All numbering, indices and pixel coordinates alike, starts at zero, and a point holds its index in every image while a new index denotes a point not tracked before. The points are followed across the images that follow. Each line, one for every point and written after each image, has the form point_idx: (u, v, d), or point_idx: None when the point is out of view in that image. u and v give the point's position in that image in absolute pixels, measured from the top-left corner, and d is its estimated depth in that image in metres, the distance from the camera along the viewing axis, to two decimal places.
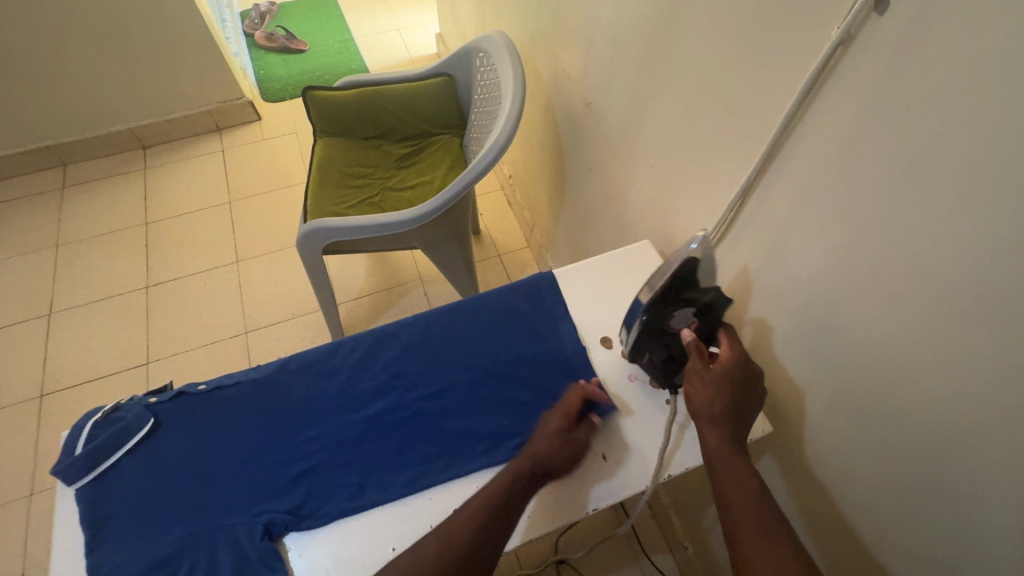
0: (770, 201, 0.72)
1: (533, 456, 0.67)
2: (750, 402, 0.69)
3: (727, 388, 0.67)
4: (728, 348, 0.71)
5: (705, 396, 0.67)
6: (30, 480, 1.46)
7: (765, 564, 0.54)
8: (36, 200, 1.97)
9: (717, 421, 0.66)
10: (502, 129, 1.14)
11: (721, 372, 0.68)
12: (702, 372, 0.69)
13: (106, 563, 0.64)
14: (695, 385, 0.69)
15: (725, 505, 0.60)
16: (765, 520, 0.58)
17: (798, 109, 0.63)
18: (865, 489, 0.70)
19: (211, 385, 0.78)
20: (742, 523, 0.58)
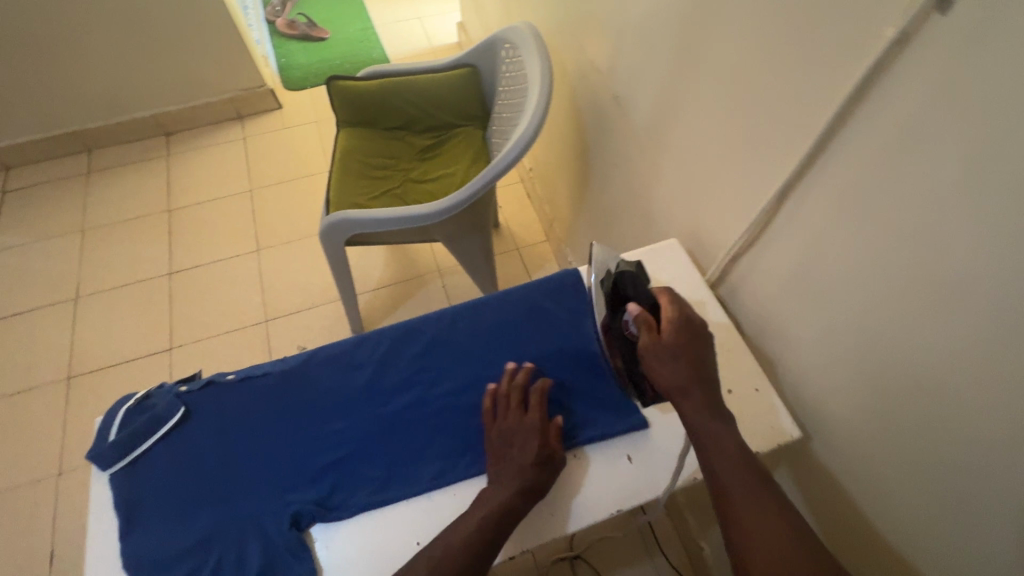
0: (809, 204, 0.70)
1: (524, 465, 0.66)
2: (708, 355, 0.69)
3: (681, 350, 0.68)
4: (666, 307, 0.73)
5: (666, 367, 0.68)
6: (58, 459, 1.50)
7: (760, 529, 0.55)
8: (63, 185, 2.01)
9: (685, 388, 0.65)
10: (528, 123, 1.13)
11: (669, 333, 0.69)
12: (655, 339, 0.69)
13: (138, 548, 0.66)
14: (654, 359, 0.69)
15: (713, 475, 0.61)
16: (755, 488, 0.58)
17: (844, 110, 0.61)
18: (893, 499, 0.68)
19: (240, 374, 0.79)
20: (734, 494, 0.59)
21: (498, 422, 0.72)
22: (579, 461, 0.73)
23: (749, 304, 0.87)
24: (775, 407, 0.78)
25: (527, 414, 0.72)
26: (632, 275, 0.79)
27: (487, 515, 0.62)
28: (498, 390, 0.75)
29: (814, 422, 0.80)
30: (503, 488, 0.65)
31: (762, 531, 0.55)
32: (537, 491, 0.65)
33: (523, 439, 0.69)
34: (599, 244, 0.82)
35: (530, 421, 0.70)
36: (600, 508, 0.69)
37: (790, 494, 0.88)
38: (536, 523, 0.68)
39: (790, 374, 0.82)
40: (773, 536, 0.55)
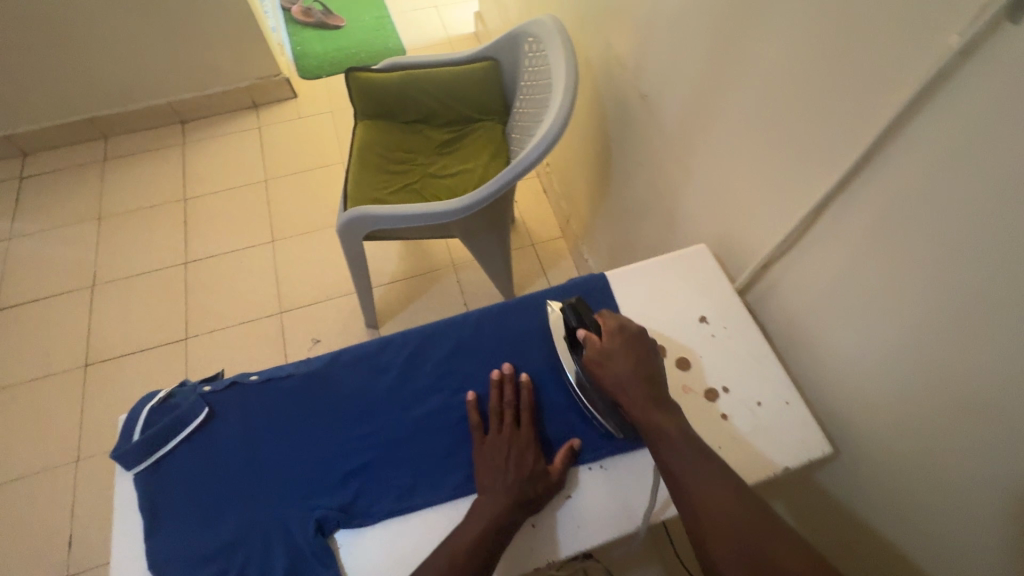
0: (850, 215, 0.68)
1: (521, 476, 0.66)
2: (650, 356, 0.73)
3: (623, 354, 0.72)
4: (606, 321, 0.77)
5: (615, 375, 0.71)
6: (76, 446, 1.51)
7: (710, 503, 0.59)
8: (78, 172, 2.01)
9: (630, 388, 0.69)
10: (552, 122, 1.11)
11: (610, 341, 0.74)
12: (599, 350, 0.73)
13: (163, 549, 0.66)
14: (602, 368, 0.72)
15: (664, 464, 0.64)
16: (702, 469, 0.62)
17: (898, 120, 0.58)
18: (923, 520, 0.68)
19: (262, 375, 0.79)
20: (685, 476, 0.62)
21: (490, 437, 0.71)
22: (605, 471, 0.72)
23: (779, 312, 0.85)
24: (806, 420, 0.77)
25: (520, 429, 0.71)
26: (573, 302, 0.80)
27: (489, 520, 0.62)
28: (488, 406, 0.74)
29: (843, 436, 0.78)
30: (499, 497, 0.64)
31: (716, 505, 0.59)
32: (532, 501, 0.65)
33: (520, 452, 0.68)
34: (553, 303, 0.82)
35: (525, 437, 0.70)
36: (624, 520, 0.68)
37: (817, 505, 0.86)
38: (566, 535, 0.67)
39: (821, 386, 0.81)
40: (725, 509, 0.59)
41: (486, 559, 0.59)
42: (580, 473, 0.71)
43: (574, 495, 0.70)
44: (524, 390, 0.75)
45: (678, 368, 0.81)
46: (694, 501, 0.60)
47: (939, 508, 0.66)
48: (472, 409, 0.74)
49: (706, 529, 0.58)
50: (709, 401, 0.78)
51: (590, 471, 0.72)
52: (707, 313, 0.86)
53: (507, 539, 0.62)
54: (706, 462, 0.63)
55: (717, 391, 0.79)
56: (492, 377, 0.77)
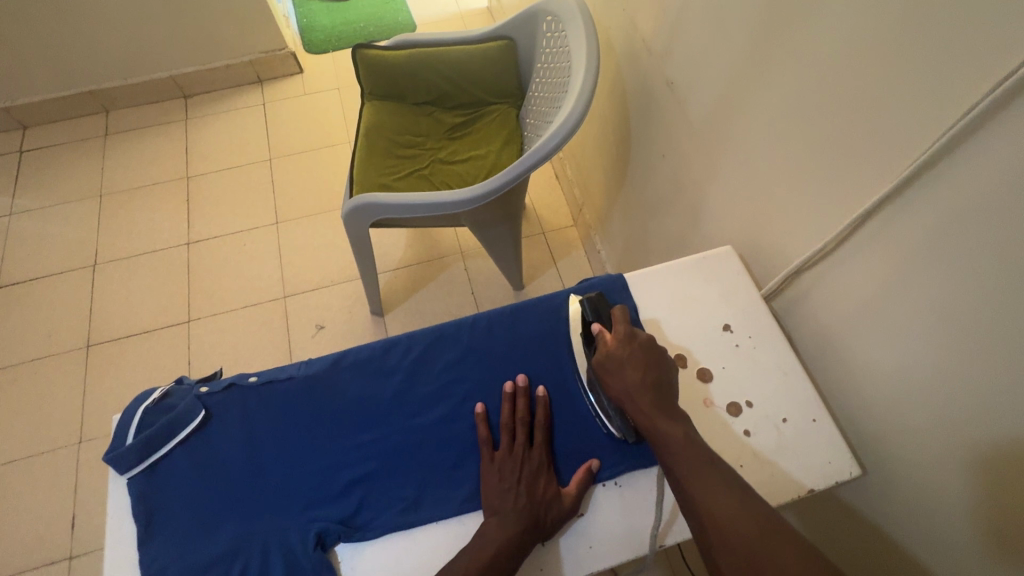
0: (900, 224, 0.64)
1: (532, 501, 0.63)
2: (662, 364, 0.68)
3: (632, 359, 0.68)
4: (618, 321, 0.71)
5: (618, 380, 0.67)
6: (78, 429, 1.50)
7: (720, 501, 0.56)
8: (81, 146, 1.96)
9: (635, 395, 0.65)
10: (573, 109, 1.05)
11: (616, 347, 0.69)
12: (608, 352, 0.69)
13: (158, 558, 0.63)
14: (606, 372, 0.68)
15: (672, 466, 0.60)
16: (706, 471, 0.59)
17: (974, 121, 0.53)
18: (952, 551, 0.65)
19: (262, 377, 0.75)
20: (689, 476, 0.59)
21: (499, 456, 0.68)
22: (620, 489, 0.68)
23: (810, 322, 0.81)
24: (835, 439, 0.73)
25: (532, 450, 0.68)
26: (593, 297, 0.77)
27: (496, 546, 0.59)
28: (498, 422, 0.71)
29: (873, 456, 0.75)
30: (507, 522, 0.61)
31: (719, 508, 0.56)
32: (543, 529, 0.62)
33: (531, 476, 0.66)
34: (573, 296, 0.79)
35: (537, 459, 0.68)
36: (637, 543, 0.65)
37: (838, 522, 0.82)
38: (576, 556, 0.64)
39: (851, 402, 0.77)
40: (728, 512, 0.55)
41: None
42: (596, 492, 0.68)
43: (587, 514, 0.66)
44: (540, 405, 0.72)
45: (699, 379, 0.78)
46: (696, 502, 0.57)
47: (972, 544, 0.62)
48: (479, 423, 0.70)
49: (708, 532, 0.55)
50: (731, 417, 0.75)
51: (605, 489, 0.68)
52: (731, 322, 0.81)
53: (516, 566, 0.59)
54: (711, 465, 0.59)
55: (739, 406, 0.76)
56: (504, 390, 0.73)
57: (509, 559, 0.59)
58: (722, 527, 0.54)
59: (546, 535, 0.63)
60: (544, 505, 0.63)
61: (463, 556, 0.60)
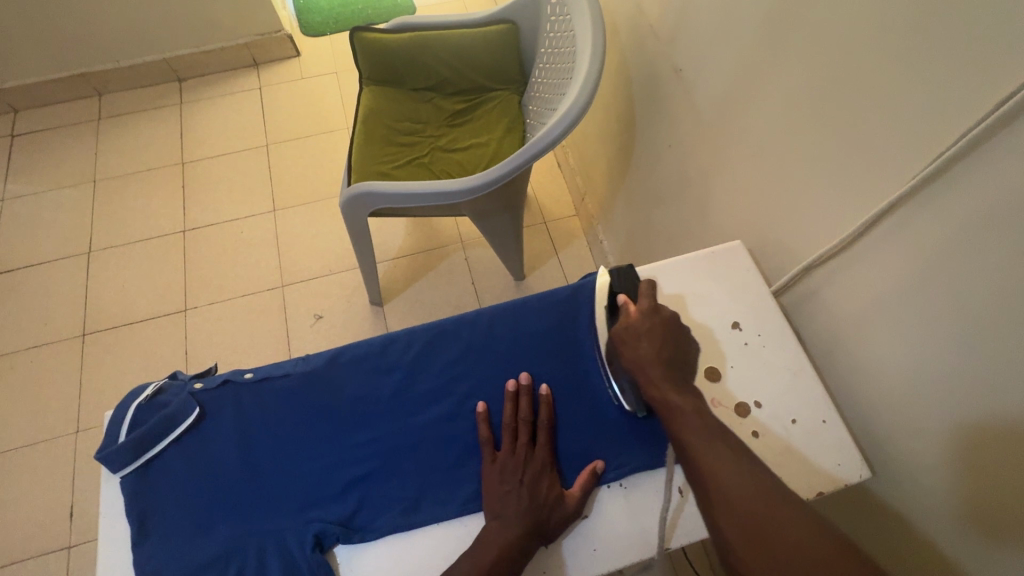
0: (916, 224, 0.61)
1: (535, 503, 0.61)
2: (678, 341, 0.70)
3: (649, 333, 0.70)
4: (643, 296, 0.74)
5: (632, 349, 0.69)
6: (75, 418, 1.48)
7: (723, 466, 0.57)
8: (73, 130, 1.92)
9: (647, 367, 0.67)
10: (577, 96, 1.02)
11: (637, 318, 0.71)
12: (628, 322, 0.71)
13: (151, 561, 0.62)
14: (623, 340, 0.71)
15: (678, 436, 0.62)
16: (714, 442, 0.60)
17: (1002, 119, 0.50)
18: (955, 559, 0.64)
19: (258, 374, 0.74)
20: (695, 445, 0.60)
21: (502, 455, 0.66)
22: (625, 491, 0.67)
23: (819, 320, 0.79)
24: (845, 442, 0.71)
25: (535, 451, 0.67)
26: (623, 269, 0.79)
27: (499, 550, 0.58)
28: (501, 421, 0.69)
29: (879, 460, 0.73)
30: (511, 525, 0.60)
31: (726, 477, 0.57)
32: (546, 531, 0.61)
33: (534, 478, 0.64)
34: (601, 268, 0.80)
35: (540, 460, 0.66)
36: (643, 546, 0.63)
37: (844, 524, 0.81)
38: (580, 560, 0.63)
39: (859, 404, 0.75)
40: (736, 481, 0.56)
41: None
42: (600, 494, 0.66)
43: (592, 517, 0.65)
44: (543, 405, 0.70)
45: (706, 380, 0.76)
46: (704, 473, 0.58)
47: (978, 553, 0.61)
48: (481, 423, 0.69)
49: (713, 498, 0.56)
50: (739, 418, 0.73)
51: (609, 490, 0.67)
52: (740, 320, 0.79)
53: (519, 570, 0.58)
54: (718, 436, 0.60)
55: (748, 406, 0.74)
56: (507, 389, 0.71)
57: (512, 562, 0.58)
58: (728, 494, 0.56)
59: (550, 537, 0.62)
60: (548, 507, 0.62)
61: (465, 557, 0.59)
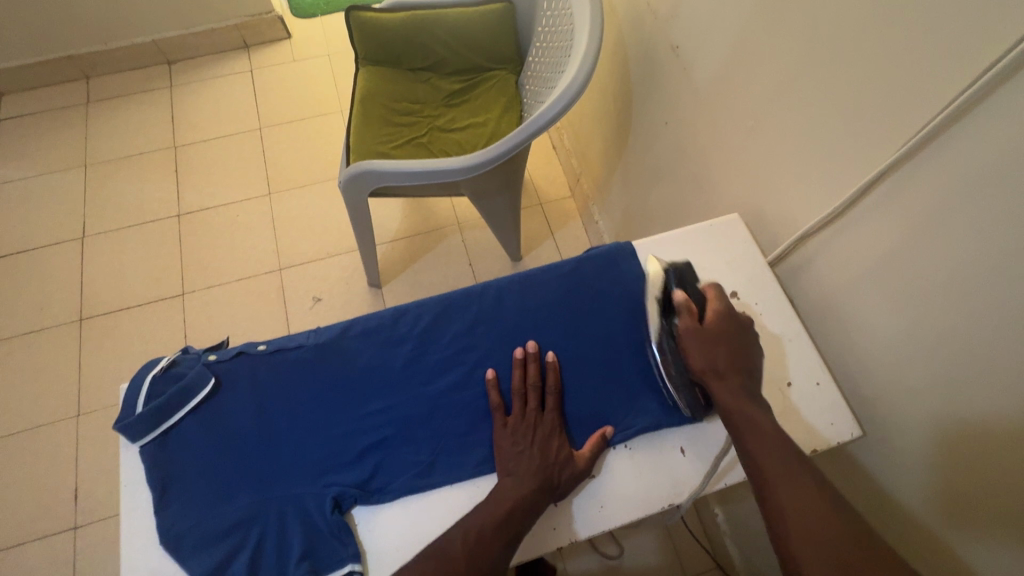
0: (906, 192, 0.64)
1: (546, 462, 0.65)
2: (749, 349, 0.70)
3: (724, 339, 0.69)
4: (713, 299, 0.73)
5: (704, 352, 0.68)
6: (76, 401, 1.49)
7: (797, 486, 0.57)
8: (61, 115, 1.89)
9: (724, 373, 0.67)
10: (577, 73, 1.03)
11: (710, 321, 0.71)
12: (697, 324, 0.70)
13: (175, 524, 0.64)
14: (693, 341, 0.69)
15: (749, 450, 0.61)
16: (788, 460, 0.59)
17: (988, 85, 0.53)
18: (937, 507, 0.69)
19: (272, 346, 0.76)
20: (766, 461, 0.60)
21: (515, 419, 0.69)
22: (630, 452, 0.70)
23: (811, 289, 0.83)
24: (836, 402, 0.76)
25: (544, 414, 0.70)
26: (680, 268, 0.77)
27: (511, 506, 0.61)
28: (513, 387, 0.72)
29: (868, 419, 0.77)
30: (523, 482, 0.63)
31: (795, 492, 0.57)
32: (557, 489, 0.64)
33: (545, 439, 0.67)
34: (652, 258, 0.79)
35: (548, 422, 0.69)
36: (646, 504, 0.67)
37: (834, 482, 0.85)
38: (588, 516, 0.66)
39: (849, 367, 0.79)
40: (803, 496, 0.56)
41: (510, 544, 0.59)
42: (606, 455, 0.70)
43: (600, 476, 0.68)
44: (550, 371, 0.73)
45: None
46: (773, 497, 0.57)
47: (959, 501, 0.65)
48: (490, 388, 0.71)
49: (786, 518, 0.56)
50: None
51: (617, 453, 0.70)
52: (738, 289, 0.83)
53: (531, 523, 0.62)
54: (792, 453, 0.60)
55: None
56: (514, 356, 0.74)
57: (523, 519, 0.61)
58: (799, 513, 0.55)
59: (561, 495, 0.65)
60: (559, 468, 0.65)
61: (477, 510, 0.62)
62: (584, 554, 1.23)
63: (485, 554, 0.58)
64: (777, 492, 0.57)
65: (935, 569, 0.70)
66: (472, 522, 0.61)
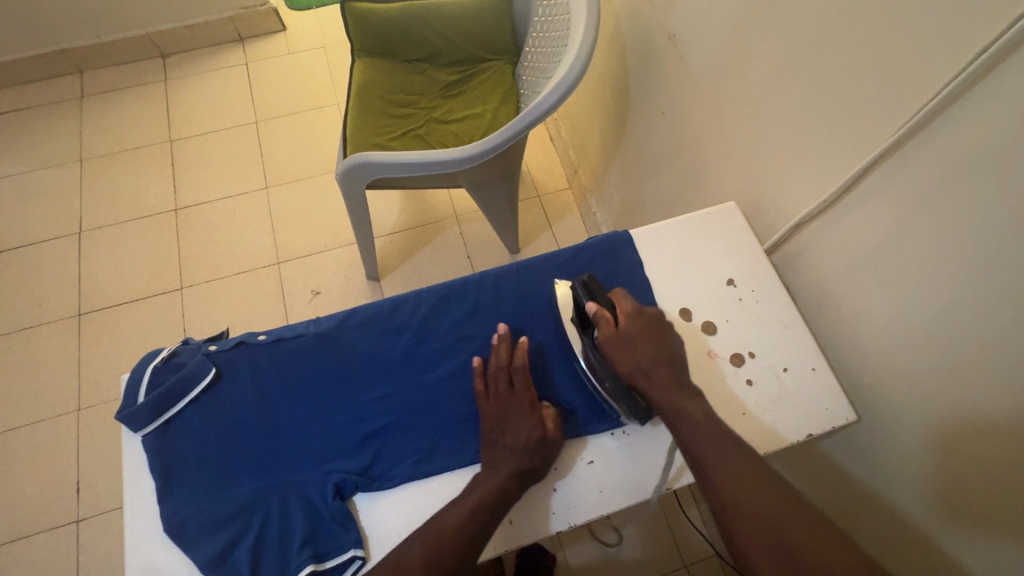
0: (901, 177, 0.65)
1: (517, 447, 0.65)
2: (670, 341, 0.71)
3: (641, 335, 0.70)
4: (621, 301, 0.74)
5: (628, 357, 0.69)
6: (76, 396, 1.49)
7: (743, 482, 0.58)
8: (55, 109, 1.88)
9: (649, 370, 0.67)
10: (574, 61, 1.02)
11: (626, 322, 0.71)
12: (614, 330, 0.71)
13: (178, 512, 0.65)
14: (615, 350, 0.70)
15: (694, 451, 0.61)
16: (734, 456, 0.60)
17: (982, 69, 0.53)
18: (929, 486, 0.70)
19: (271, 336, 0.76)
20: (712, 460, 0.60)
21: (489, 402, 0.70)
22: (627, 438, 0.72)
23: (806, 276, 0.83)
24: (832, 388, 0.77)
25: (514, 393, 0.70)
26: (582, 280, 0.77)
27: (486, 491, 0.63)
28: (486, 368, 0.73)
29: (863, 403, 0.78)
30: (495, 472, 0.64)
31: (743, 489, 0.57)
32: (534, 471, 0.65)
33: (513, 422, 0.67)
34: (560, 283, 0.79)
35: (519, 401, 0.69)
36: (635, 490, 0.69)
37: (835, 464, 0.86)
38: (579, 504, 0.68)
39: (845, 352, 0.79)
40: (750, 492, 0.57)
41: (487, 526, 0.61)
42: (600, 440, 0.72)
43: (594, 462, 0.71)
44: (520, 350, 0.73)
45: (703, 332, 0.81)
46: (723, 497, 0.58)
47: (951, 484, 0.67)
48: (477, 375, 0.72)
49: (735, 520, 0.56)
50: (734, 366, 0.78)
51: (614, 437, 0.72)
52: (735, 277, 0.84)
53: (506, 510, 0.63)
54: (735, 447, 0.60)
55: (742, 356, 0.79)
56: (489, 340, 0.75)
57: (500, 501, 0.62)
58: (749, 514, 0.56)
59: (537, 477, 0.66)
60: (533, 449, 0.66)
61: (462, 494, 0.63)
62: (583, 542, 1.24)
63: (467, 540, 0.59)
64: (726, 492, 0.58)
65: (930, 545, 0.72)
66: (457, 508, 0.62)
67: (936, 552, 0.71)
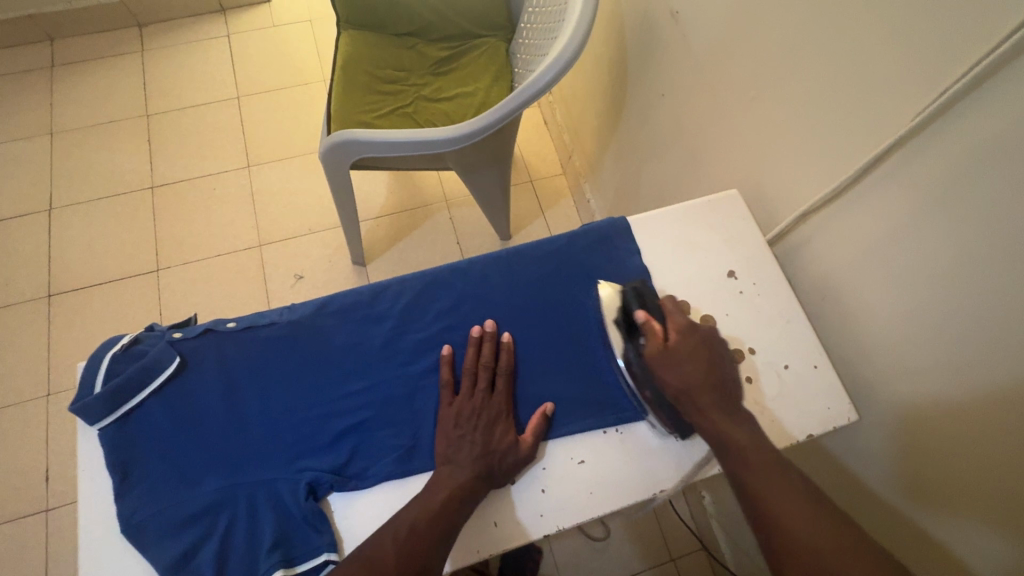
0: (913, 167, 0.61)
1: (487, 449, 0.63)
2: (720, 360, 0.68)
3: (692, 354, 0.67)
4: (673, 314, 0.71)
5: (678, 376, 0.65)
6: (46, 380, 1.43)
7: (796, 506, 0.55)
8: (24, 79, 1.78)
9: (697, 390, 0.64)
10: (571, 37, 0.97)
11: (676, 340, 0.68)
12: (663, 347, 0.67)
13: (137, 511, 0.60)
14: (664, 365, 0.66)
15: (738, 471, 0.59)
16: (778, 478, 0.57)
17: (1009, 52, 0.49)
18: (930, 489, 0.67)
19: (241, 323, 0.72)
20: (758, 486, 0.57)
21: (460, 399, 0.67)
22: (620, 436, 0.68)
23: (808, 270, 0.80)
24: (833, 386, 0.73)
25: (493, 396, 0.68)
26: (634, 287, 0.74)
27: (451, 491, 0.59)
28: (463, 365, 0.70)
29: (861, 403, 0.75)
30: (461, 471, 0.61)
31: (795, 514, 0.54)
32: (496, 475, 0.62)
33: (489, 423, 0.65)
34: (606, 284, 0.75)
35: (497, 404, 0.67)
36: (618, 497, 0.65)
37: (826, 461, 0.83)
38: (565, 508, 0.64)
39: (847, 349, 0.76)
40: (801, 516, 0.54)
41: (446, 531, 0.57)
42: (591, 437, 0.68)
43: (585, 462, 0.67)
44: (504, 351, 0.71)
45: None
46: (768, 521, 0.54)
47: (952, 486, 0.64)
48: (444, 365, 0.69)
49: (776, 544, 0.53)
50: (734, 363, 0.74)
51: (605, 434, 0.68)
52: (736, 268, 0.80)
53: (468, 512, 0.59)
54: (780, 471, 0.58)
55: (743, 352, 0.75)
56: (471, 334, 0.72)
57: (464, 499, 0.59)
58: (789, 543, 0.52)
59: (501, 480, 0.63)
60: (497, 452, 0.63)
61: (415, 503, 0.59)
62: (570, 537, 1.22)
63: (426, 543, 0.55)
64: (772, 515, 0.54)
65: (926, 549, 0.69)
66: (421, 509, 0.58)
67: (930, 558, 0.69)
